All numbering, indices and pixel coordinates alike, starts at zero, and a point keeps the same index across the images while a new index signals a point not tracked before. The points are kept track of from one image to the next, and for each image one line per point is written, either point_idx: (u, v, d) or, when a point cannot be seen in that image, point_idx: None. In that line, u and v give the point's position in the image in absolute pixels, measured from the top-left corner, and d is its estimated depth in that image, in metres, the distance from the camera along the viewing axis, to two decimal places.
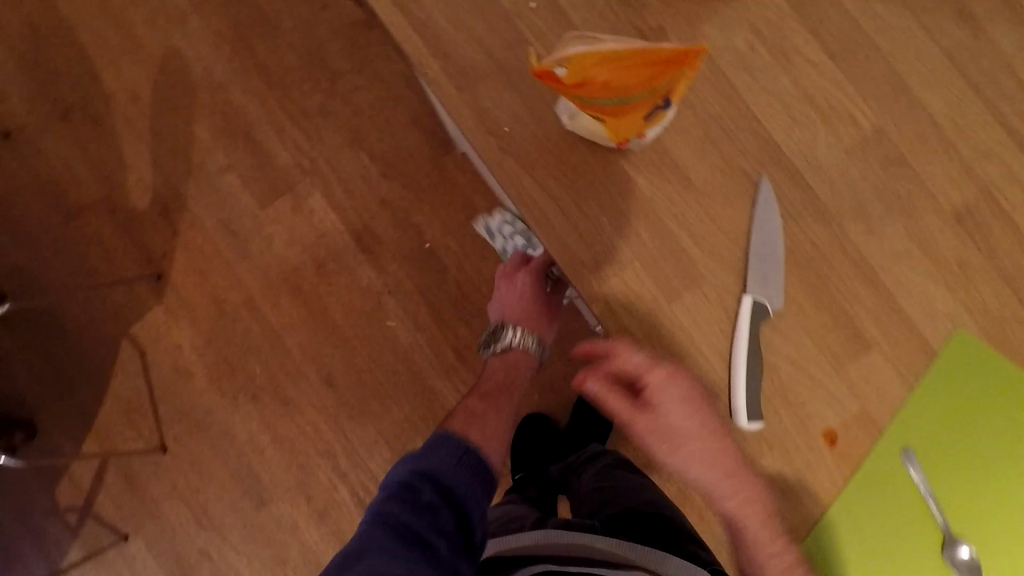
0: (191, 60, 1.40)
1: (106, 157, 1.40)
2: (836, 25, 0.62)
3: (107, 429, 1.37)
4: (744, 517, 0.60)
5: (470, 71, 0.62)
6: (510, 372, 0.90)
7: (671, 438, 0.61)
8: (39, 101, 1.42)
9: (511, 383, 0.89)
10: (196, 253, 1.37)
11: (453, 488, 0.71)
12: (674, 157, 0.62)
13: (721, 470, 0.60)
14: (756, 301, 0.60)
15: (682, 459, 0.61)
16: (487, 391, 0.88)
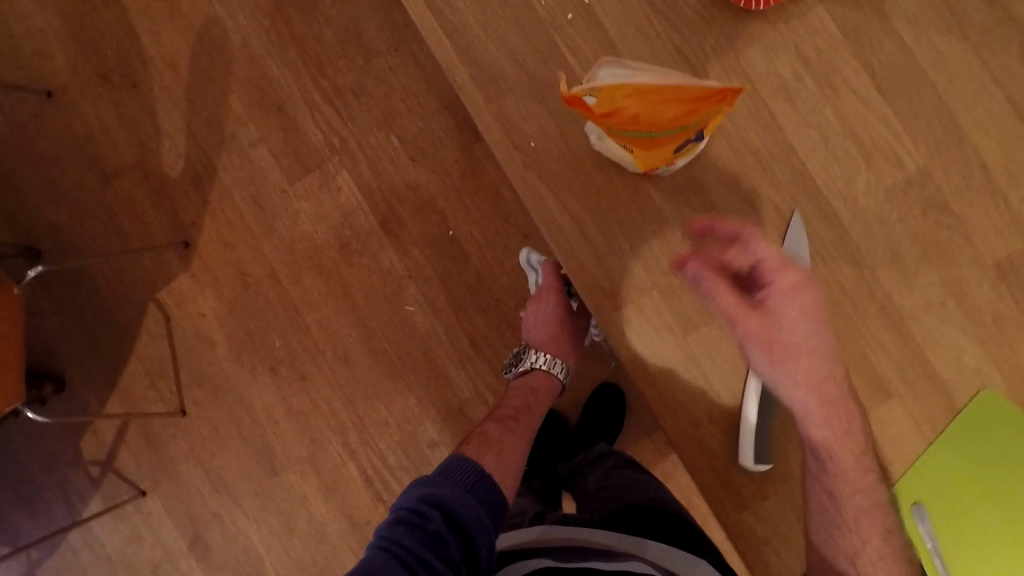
0: (230, 29, 1.40)
1: (142, 122, 1.42)
2: (870, 67, 0.66)
3: (132, 388, 1.42)
4: (834, 436, 0.64)
5: (506, 91, 0.70)
6: (533, 397, 1.03)
7: (786, 339, 0.62)
8: (82, 63, 1.44)
9: (534, 406, 1.02)
10: (223, 223, 1.39)
11: (461, 518, 0.74)
12: (703, 188, 0.68)
13: (826, 383, 0.63)
14: None
15: (789, 367, 0.63)
16: (504, 414, 0.99)
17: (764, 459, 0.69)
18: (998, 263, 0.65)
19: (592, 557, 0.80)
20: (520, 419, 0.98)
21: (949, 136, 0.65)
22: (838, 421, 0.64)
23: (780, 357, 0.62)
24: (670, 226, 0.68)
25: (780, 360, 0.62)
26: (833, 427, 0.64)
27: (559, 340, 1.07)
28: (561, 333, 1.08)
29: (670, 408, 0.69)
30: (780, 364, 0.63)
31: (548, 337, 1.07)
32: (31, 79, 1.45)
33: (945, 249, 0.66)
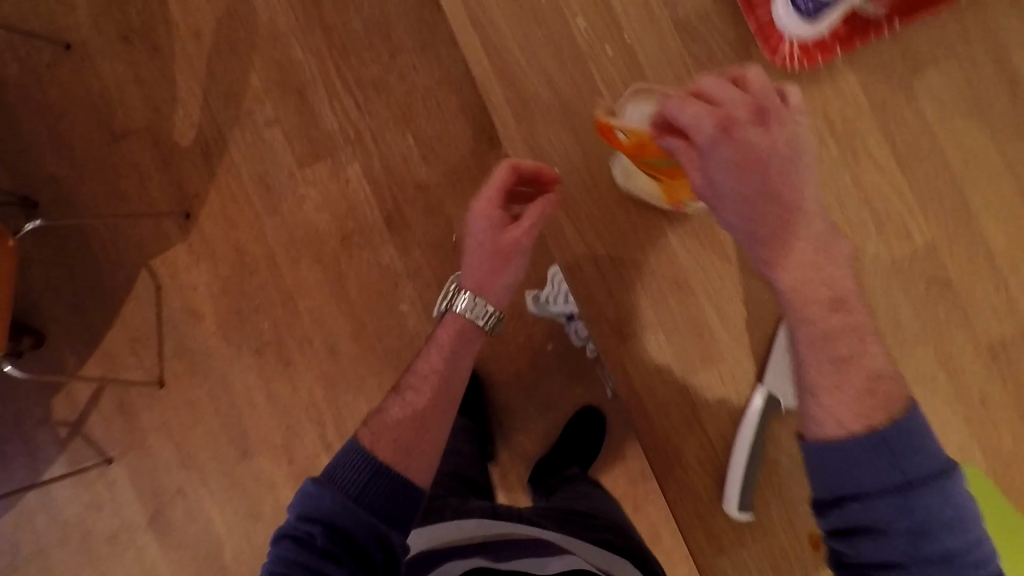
0: (259, 7, 1.39)
1: (158, 87, 1.41)
2: (891, 137, 0.67)
3: (112, 353, 1.40)
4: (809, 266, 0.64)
5: (539, 116, 0.71)
6: (455, 359, 0.82)
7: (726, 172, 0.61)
8: (105, 20, 1.42)
9: (450, 370, 0.81)
10: (227, 199, 1.38)
11: (348, 528, 0.72)
12: (719, 237, 0.69)
13: (786, 217, 0.64)
14: (769, 393, 0.69)
15: (734, 201, 0.63)
16: (415, 380, 0.82)
17: (747, 508, 0.69)
18: (989, 343, 0.67)
19: (541, 555, 0.80)
20: (424, 387, 0.81)
21: (957, 213, 0.67)
22: (798, 262, 0.64)
23: (718, 196, 0.63)
24: (681, 267, 0.70)
25: (718, 198, 0.63)
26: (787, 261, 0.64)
27: (491, 270, 0.77)
28: (493, 265, 0.76)
29: (654, 443, 0.71)
30: (727, 201, 0.63)
31: (475, 263, 0.78)
32: (50, 29, 1.43)
33: (942, 325, 0.67)
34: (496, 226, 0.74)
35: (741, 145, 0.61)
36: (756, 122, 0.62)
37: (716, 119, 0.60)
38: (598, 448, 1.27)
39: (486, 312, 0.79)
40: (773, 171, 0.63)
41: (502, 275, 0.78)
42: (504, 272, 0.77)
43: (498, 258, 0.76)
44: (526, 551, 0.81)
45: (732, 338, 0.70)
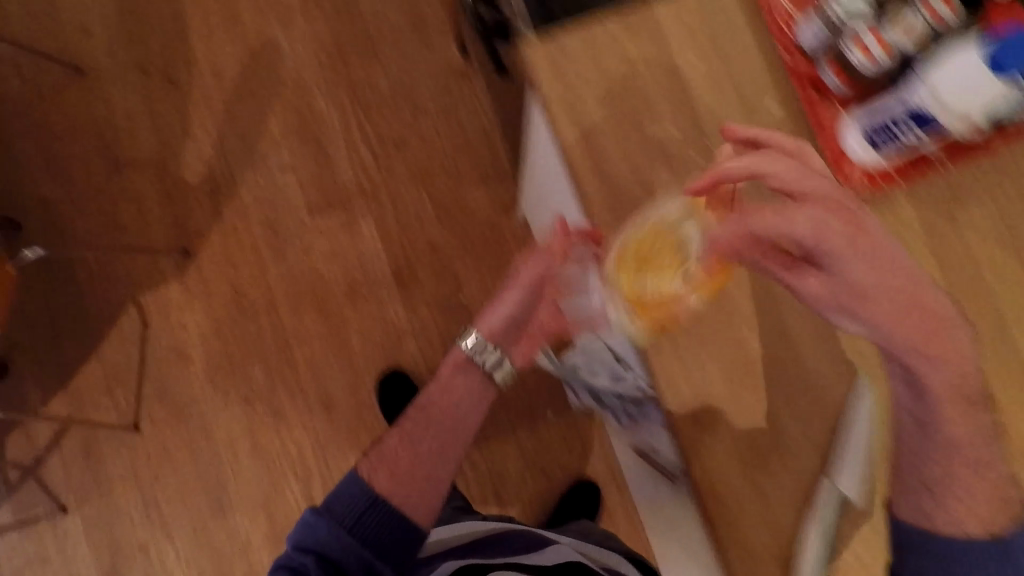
0: (286, 55, 1.40)
1: (171, 121, 1.38)
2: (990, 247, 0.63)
3: (84, 392, 1.32)
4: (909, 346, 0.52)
5: (618, 188, 0.65)
6: (459, 392, 0.77)
7: (863, 273, 0.49)
8: (123, 50, 1.40)
9: (457, 405, 0.76)
10: (231, 240, 1.35)
11: (343, 563, 0.65)
12: (787, 325, 0.65)
13: (932, 310, 0.50)
14: (842, 493, 0.61)
15: (876, 305, 0.50)
16: (423, 412, 0.76)
17: None
18: None
19: (534, 550, 0.87)
20: (426, 416, 0.75)
21: None
22: (940, 351, 0.51)
23: (852, 305, 0.50)
24: (754, 355, 0.65)
25: (845, 305, 0.51)
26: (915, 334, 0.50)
27: (500, 303, 0.80)
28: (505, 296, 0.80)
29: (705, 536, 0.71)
30: (868, 304, 0.50)
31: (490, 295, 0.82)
32: (63, 51, 1.39)
33: None
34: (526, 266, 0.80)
35: (876, 237, 0.49)
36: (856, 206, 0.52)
37: (836, 219, 0.50)
38: (593, 521, 1.27)
39: (476, 336, 0.77)
40: (905, 259, 0.50)
41: (508, 313, 0.79)
42: (507, 302, 0.79)
43: (514, 293, 0.79)
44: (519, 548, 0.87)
45: (808, 442, 0.63)
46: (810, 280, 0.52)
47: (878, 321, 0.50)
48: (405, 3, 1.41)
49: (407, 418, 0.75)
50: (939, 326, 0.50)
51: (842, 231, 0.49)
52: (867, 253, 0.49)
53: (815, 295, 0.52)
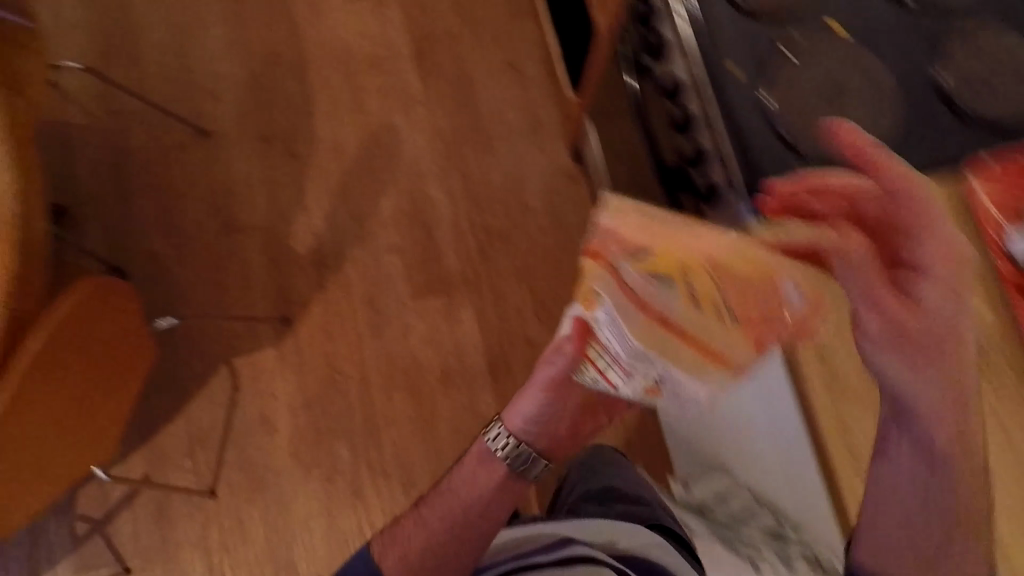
0: (404, 140, 1.45)
1: (286, 189, 1.42)
2: None
3: (165, 449, 1.30)
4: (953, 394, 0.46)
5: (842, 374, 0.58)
6: (482, 478, 0.70)
7: (945, 323, 0.44)
8: (248, 117, 1.45)
9: (479, 498, 0.69)
10: (332, 312, 1.36)
11: None
12: None
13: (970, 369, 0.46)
14: None
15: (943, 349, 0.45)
16: (446, 494, 0.71)
17: None
18: None
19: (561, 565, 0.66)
20: (444, 501, 0.70)
21: None
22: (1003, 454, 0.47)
23: (931, 345, 0.45)
24: None
25: (923, 349, 0.45)
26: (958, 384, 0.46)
27: (523, 399, 0.68)
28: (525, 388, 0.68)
29: None
30: (936, 354, 0.45)
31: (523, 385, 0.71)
32: (190, 113, 1.45)
33: None
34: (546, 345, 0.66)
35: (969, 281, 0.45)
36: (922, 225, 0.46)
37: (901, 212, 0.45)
38: None
39: (500, 433, 0.70)
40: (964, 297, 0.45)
41: (529, 408, 0.68)
42: (525, 400, 0.67)
43: (535, 388, 0.67)
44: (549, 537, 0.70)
45: None
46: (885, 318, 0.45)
47: (938, 375, 0.45)
48: (525, 104, 1.47)
49: (430, 505, 0.71)
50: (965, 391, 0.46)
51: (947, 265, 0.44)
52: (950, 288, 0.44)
53: (878, 352, 0.46)
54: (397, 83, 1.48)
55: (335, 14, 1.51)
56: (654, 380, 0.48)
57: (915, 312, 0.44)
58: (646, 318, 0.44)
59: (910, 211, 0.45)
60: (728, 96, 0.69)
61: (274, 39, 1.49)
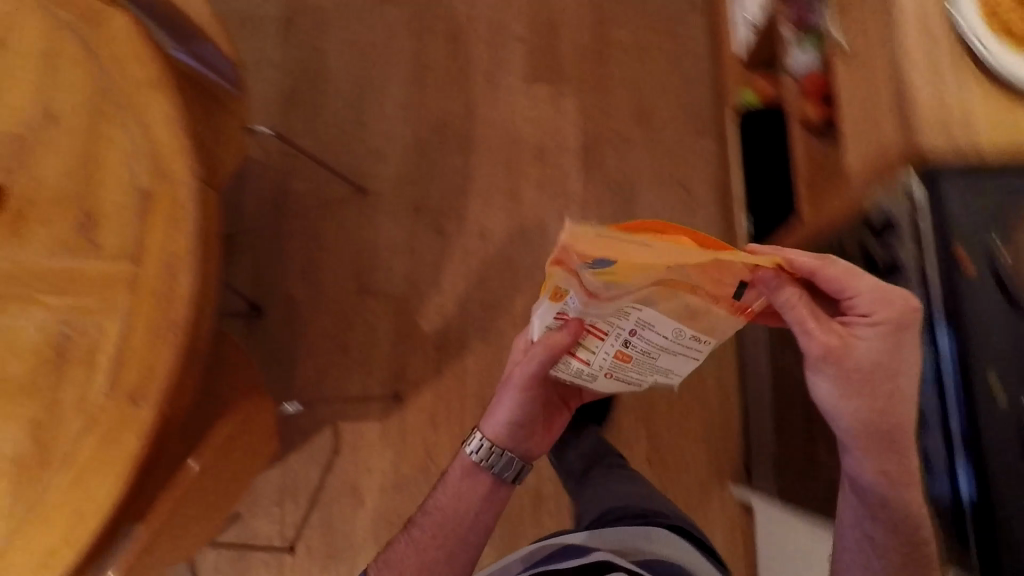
0: (552, 240, 1.41)
1: (426, 263, 1.42)
2: None
3: (256, 494, 1.32)
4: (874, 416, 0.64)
5: None
6: (462, 500, 0.86)
7: (875, 372, 0.63)
8: (406, 183, 1.46)
9: (458, 515, 0.85)
10: (442, 400, 1.35)
11: None
12: None
13: (902, 411, 0.64)
14: None
15: (878, 391, 0.63)
16: (435, 511, 0.86)
17: None
18: None
19: None
20: (434, 526, 0.84)
21: None
22: None
23: (870, 382, 0.63)
24: None
25: (860, 386, 0.64)
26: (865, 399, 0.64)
27: (499, 408, 0.88)
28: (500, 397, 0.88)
29: None
30: (875, 396, 0.64)
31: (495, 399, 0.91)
32: (354, 167, 1.47)
33: None
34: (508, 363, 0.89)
35: (912, 342, 0.63)
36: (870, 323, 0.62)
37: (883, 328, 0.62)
38: None
39: (480, 441, 0.88)
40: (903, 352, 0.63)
41: (506, 415, 0.88)
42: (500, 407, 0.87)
43: (506, 396, 0.87)
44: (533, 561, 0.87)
45: None
46: (828, 350, 0.62)
47: (871, 412, 0.64)
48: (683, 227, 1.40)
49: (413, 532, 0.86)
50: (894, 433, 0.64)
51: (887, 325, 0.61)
52: (879, 341, 0.62)
53: (824, 381, 0.64)
54: (557, 179, 1.44)
55: (511, 95, 1.49)
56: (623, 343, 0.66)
57: (848, 355, 0.63)
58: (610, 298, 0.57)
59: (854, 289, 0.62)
60: (991, 445, 0.62)
61: (447, 108, 1.49)
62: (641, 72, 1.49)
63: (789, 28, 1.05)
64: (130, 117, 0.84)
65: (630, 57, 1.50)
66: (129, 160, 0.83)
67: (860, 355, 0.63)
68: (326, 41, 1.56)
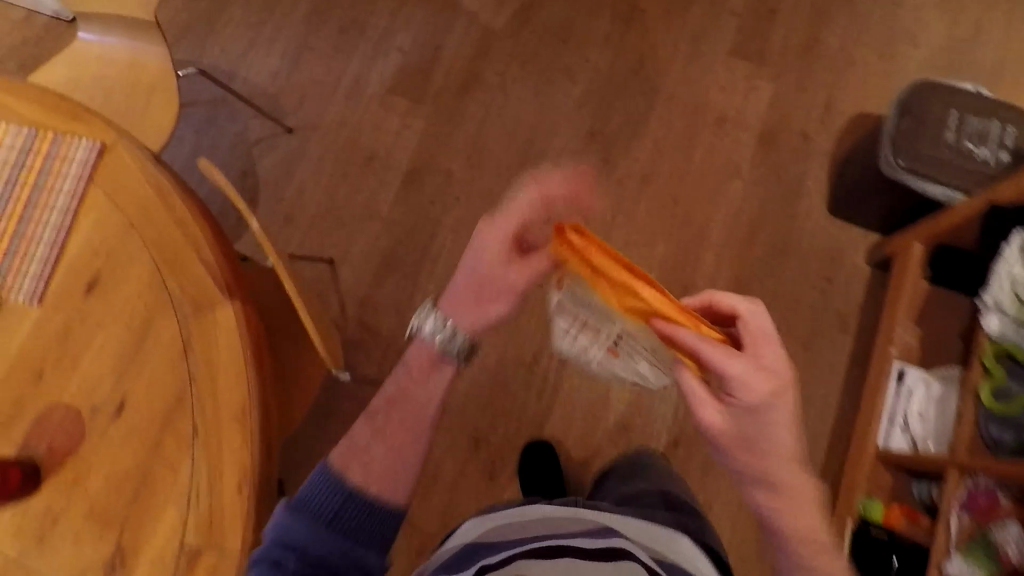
0: None
1: (465, 504, 1.30)
2: None
3: None
4: (780, 475, 0.60)
5: None
6: (422, 389, 0.73)
7: (761, 446, 0.59)
8: (474, 406, 1.35)
9: (418, 404, 0.73)
10: None
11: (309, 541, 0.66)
12: None
13: (797, 473, 0.60)
14: None
15: (763, 462, 0.60)
16: (394, 399, 0.73)
17: None
18: None
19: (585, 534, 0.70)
20: (392, 416, 0.73)
21: None
22: None
23: (755, 448, 0.60)
24: None
25: (751, 450, 0.60)
26: (755, 464, 0.60)
27: (470, 299, 0.71)
28: (466, 291, 0.70)
29: None
30: (758, 462, 0.60)
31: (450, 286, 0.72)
32: None
33: None
34: (474, 249, 0.69)
35: (783, 399, 0.58)
36: (748, 384, 0.57)
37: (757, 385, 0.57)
38: None
39: (430, 326, 0.72)
40: (785, 409, 0.59)
41: (482, 313, 0.71)
42: (477, 305, 0.70)
43: (479, 288, 0.70)
44: (572, 535, 0.70)
45: None
46: (717, 426, 0.60)
47: (772, 469, 0.60)
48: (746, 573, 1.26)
49: (375, 406, 0.75)
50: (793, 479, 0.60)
51: (761, 391, 0.57)
52: (750, 413, 0.59)
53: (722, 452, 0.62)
54: None
55: None
56: (613, 342, 0.69)
57: (733, 424, 0.60)
58: (596, 307, 0.63)
59: (751, 333, 0.60)
60: None
61: (543, 341, 1.38)
62: None
63: (958, 517, 0.89)
64: (202, 446, 0.73)
65: None
66: (184, 503, 0.72)
67: (751, 423, 0.59)
68: (443, 215, 1.44)
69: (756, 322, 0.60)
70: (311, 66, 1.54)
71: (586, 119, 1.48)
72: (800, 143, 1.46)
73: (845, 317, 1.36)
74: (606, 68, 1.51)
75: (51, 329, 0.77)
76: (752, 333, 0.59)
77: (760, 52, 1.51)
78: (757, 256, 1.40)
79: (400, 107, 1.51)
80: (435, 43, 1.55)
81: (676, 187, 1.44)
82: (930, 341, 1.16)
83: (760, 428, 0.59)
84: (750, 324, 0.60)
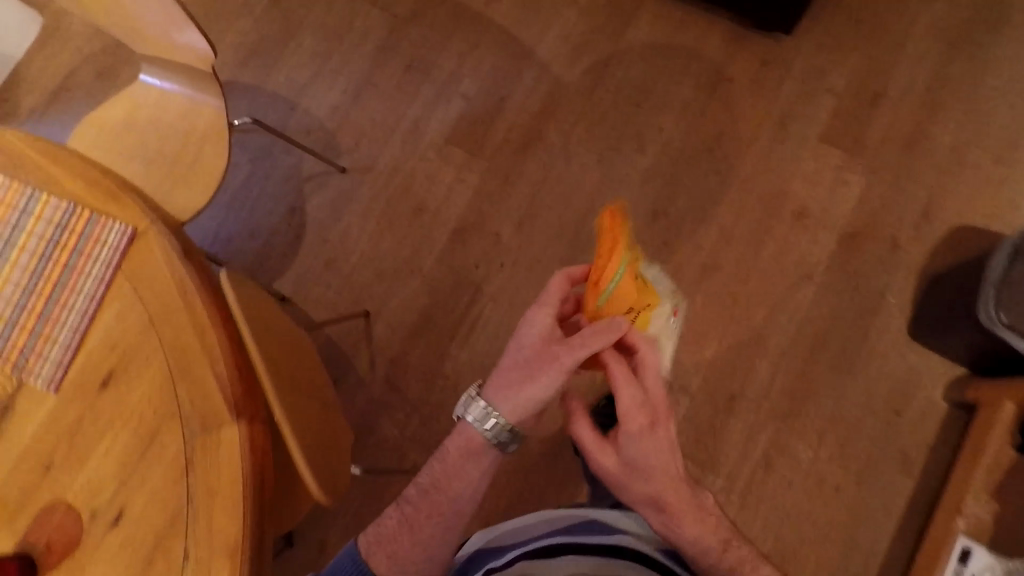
0: None
1: None
2: None
3: None
4: (669, 493, 0.76)
5: None
6: (456, 476, 0.79)
7: (658, 470, 0.75)
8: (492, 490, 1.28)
9: (453, 486, 0.79)
10: None
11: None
12: None
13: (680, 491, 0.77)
14: None
15: (654, 488, 0.76)
16: (428, 485, 0.80)
17: None
18: None
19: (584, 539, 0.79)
20: (423, 503, 0.79)
21: None
22: None
23: (645, 477, 0.76)
24: None
25: (640, 478, 0.76)
26: (642, 491, 0.76)
27: (513, 380, 0.76)
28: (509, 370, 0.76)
29: None
30: (657, 485, 0.76)
31: (502, 363, 0.79)
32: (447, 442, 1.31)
33: None
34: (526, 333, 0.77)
35: (661, 427, 0.75)
36: (634, 420, 0.74)
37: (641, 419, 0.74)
38: None
39: (476, 403, 0.77)
40: (664, 436, 0.75)
41: (524, 393, 0.75)
42: (524, 377, 0.75)
43: (528, 365, 0.75)
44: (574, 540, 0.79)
45: None
46: (612, 468, 0.77)
47: (663, 495, 0.76)
48: None
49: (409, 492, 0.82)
50: (679, 498, 0.76)
51: (641, 422, 0.74)
52: (637, 453, 0.75)
53: (621, 489, 0.78)
54: None
55: None
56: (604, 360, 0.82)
57: (625, 459, 0.76)
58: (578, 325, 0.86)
59: (643, 371, 0.77)
60: None
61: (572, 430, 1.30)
62: (806, 508, 1.23)
63: None
64: None
65: (801, 481, 1.25)
66: None
67: (640, 458, 0.75)
68: (487, 280, 1.39)
69: (648, 359, 0.78)
70: (371, 104, 1.49)
71: (650, 195, 1.39)
72: (887, 250, 1.32)
73: (906, 456, 1.24)
74: (680, 140, 1.40)
75: (62, 422, 0.76)
76: (645, 365, 0.77)
77: (855, 142, 1.37)
78: (816, 373, 1.29)
79: (457, 159, 1.45)
80: (502, 93, 1.47)
81: (736, 284, 1.34)
82: (1007, 517, 1.06)
83: (648, 458, 0.75)
84: (647, 361, 0.78)
